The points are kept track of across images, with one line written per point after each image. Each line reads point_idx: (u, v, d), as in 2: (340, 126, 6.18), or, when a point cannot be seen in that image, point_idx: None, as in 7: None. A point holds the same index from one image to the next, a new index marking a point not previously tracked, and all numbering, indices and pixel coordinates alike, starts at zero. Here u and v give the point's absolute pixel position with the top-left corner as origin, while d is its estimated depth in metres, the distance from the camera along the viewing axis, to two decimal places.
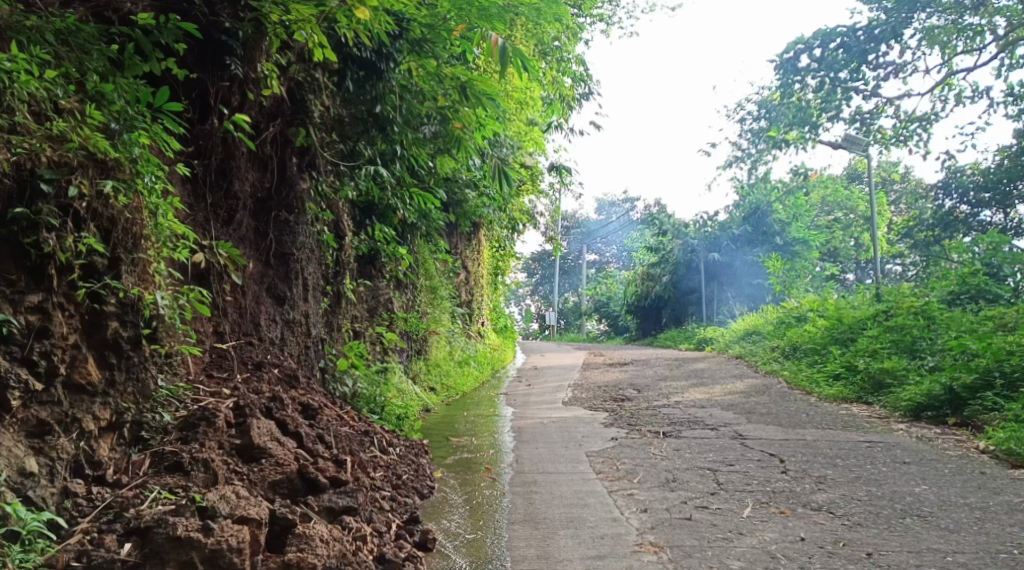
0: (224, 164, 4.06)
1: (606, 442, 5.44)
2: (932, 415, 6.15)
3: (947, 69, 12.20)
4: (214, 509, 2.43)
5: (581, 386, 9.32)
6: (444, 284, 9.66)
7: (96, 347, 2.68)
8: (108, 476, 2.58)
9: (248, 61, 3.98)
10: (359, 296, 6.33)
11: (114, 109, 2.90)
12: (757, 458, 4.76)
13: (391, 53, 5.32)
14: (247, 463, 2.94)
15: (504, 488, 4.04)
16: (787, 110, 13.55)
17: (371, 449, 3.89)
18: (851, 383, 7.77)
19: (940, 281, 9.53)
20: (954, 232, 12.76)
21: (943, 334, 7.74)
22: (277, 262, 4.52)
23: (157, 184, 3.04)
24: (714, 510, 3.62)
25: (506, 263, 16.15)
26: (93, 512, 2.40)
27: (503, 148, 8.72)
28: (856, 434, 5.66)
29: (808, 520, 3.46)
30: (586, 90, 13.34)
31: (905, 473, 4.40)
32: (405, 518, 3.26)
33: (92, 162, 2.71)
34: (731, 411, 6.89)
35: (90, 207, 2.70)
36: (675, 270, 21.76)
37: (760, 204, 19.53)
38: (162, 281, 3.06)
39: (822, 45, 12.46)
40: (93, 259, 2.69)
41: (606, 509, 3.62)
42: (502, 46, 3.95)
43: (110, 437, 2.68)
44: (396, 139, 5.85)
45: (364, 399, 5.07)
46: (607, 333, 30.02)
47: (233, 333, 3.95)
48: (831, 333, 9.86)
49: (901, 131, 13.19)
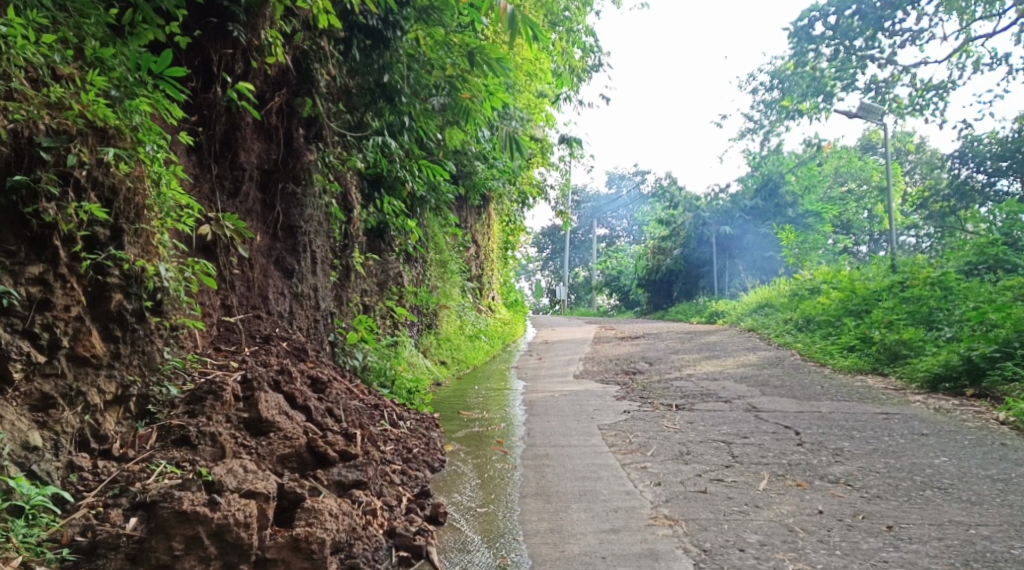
0: (229, 134, 3.97)
1: (618, 415, 5.39)
2: (949, 386, 6.05)
3: (965, 35, 11.90)
4: (221, 483, 2.39)
5: (592, 359, 9.29)
6: (454, 258, 9.61)
7: (100, 320, 2.63)
8: (114, 450, 2.54)
9: (251, 28, 3.87)
10: (369, 269, 6.26)
11: (114, 76, 2.78)
12: (772, 431, 4.69)
13: (398, 20, 5.22)
14: (255, 437, 2.90)
15: (515, 461, 4.00)
16: (801, 80, 13.21)
17: (382, 423, 3.85)
18: (867, 354, 7.67)
19: (958, 252, 9.37)
20: (970, 203, 12.54)
21: (961, 304, 7.63)
22: (285, 235, 4.45)
23: (160, 153, 2.94)
24: (729, 483, 3.55)
25: (517, 238, 16.04)
26: (99, 486, 2.36)
27: (513, 120, 8.61)
28: (872, 406, 5.58)
29: (826, 493, 3.40)
30: (597, 61, 13.15)
31: (924, 444, 4.32)
32: (416, 491, 3.21)
33: (92, 130, 2.61)
34: (745, 383, 6.83)
35: (91, 175, 2.61)
36: (687, 243, 21.36)
37: (773, 175, 19.38)
38: (166, 253, 2.98)
39: (838, 12, 12.17)
40: (95, 230, 2.62)
41: (620, 483, 3.57)
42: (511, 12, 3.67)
43: (117, 410, 2.64)
44: (404, 111, 5.65)
45: (375, 373, 5.03)
46: (618, 307, 29.92)
47: (241, 307, 3.90)
48: (845, 304, 9.73)
49: (917, 100, 12.92)
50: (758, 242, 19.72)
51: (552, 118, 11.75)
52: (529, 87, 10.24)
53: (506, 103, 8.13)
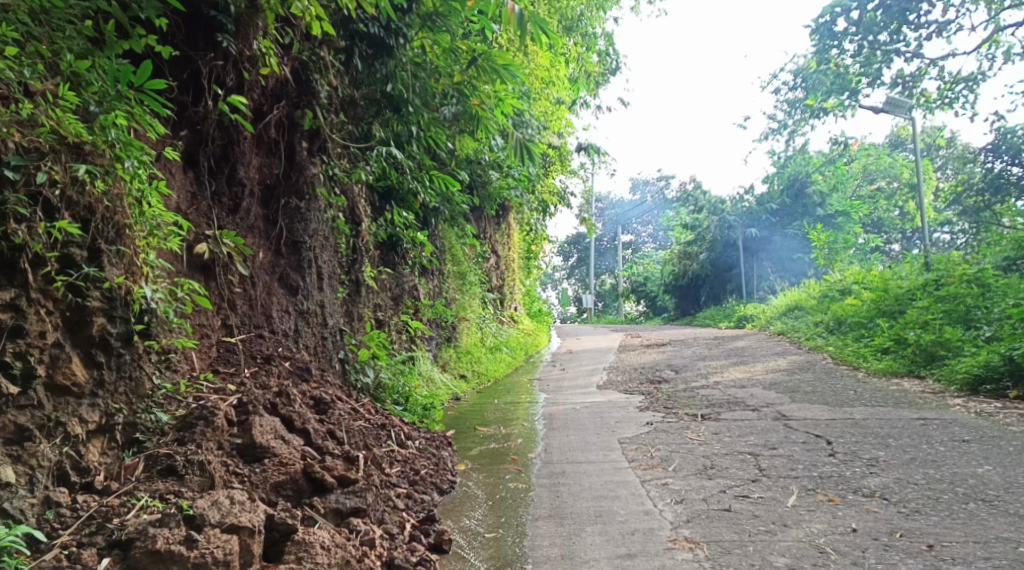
0: (226, 150, 3.88)
1: (640, 427, 5.18)
2: (990, 388, 5.73)
3: (993, 25, 11.54)
4: (202, 517, 2.27)
5: (616, 369, 9.07)
6: (473, 269, 9.49)
7: (81, 345, 2.54)
8: (96, 482, 2.43)
9: (241, 38, 3.77)
10: (382, 284, 6.16)
11: (92, 90, 2.71)
12: (802, 441, 4.45)
13: (399, 28, 5.09)
14: (248, 464, 2.78)
15: (529, 480, 3.82)
16: (824, 77, 12.93)
17: (388, 443, 3.72)
18: (901, 357, 7.35)
19: (995, 247, 9.04)
20: (1006, 196, 12.11)
21: (1000, 302, 7.31)
22: (289, 250, 4.35)
23: (141, 169, 2.86)
24: (756, 500, 3.33)
25: (540, 248, 15.88)
26: (75, 523, 2.25)
27: (529, 127, 8.48)
28: (908, 411, 5.29)
29: (861, 508, 3.16)
30: (614, 66, 13.01)
31: (965, 452, 4.05)
32: (421, 517, 3.07)
33: (65, 147, 2.54)
34: (774, 390, 6.55)
35: (64, 194, 2.55)
36: (713, 247, 20.99)
37: (799, 174, 19.02)
38: (152, 272, 2.92)
39: (860, 7, 11.89)
40: (70, 251, 2.53)
41: (637, 502, 3.37)
42: (520, 11, 3.49)
43: (101, 440, 2.53)
44: (411, 120, 5.59)
45: (387, 390, 4.94)
46: (646, 314, 29.54)
47: (243, 326, 3.80)
48: (877, 305, 9.39)
49: (946, 93, 12.55)
50: (785, 243, 19.32)
51: (571, 123, 11.60)
52: (547, 94, 10.14)
53: (519, 110, 8.01)
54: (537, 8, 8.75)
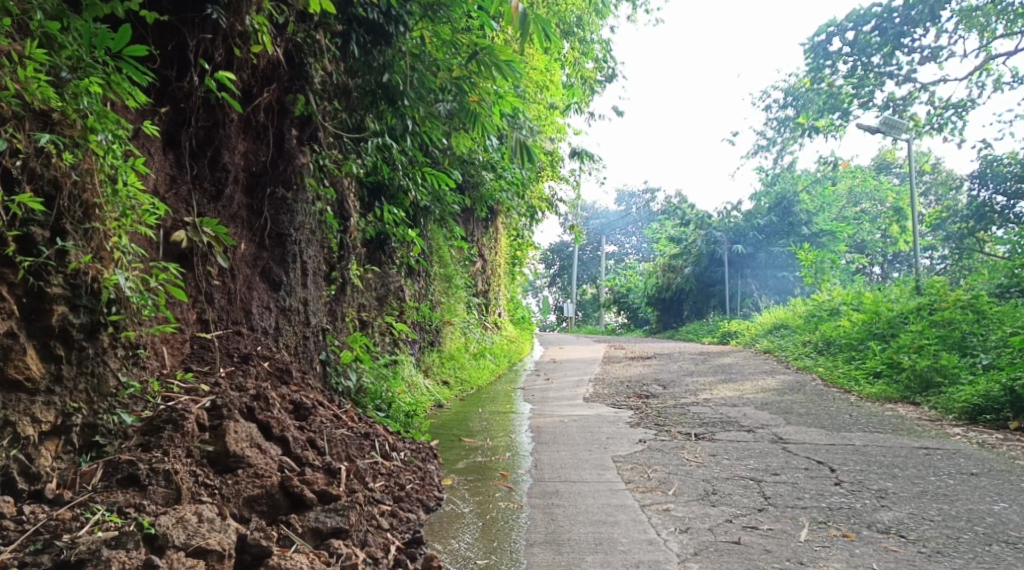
0: (211, 132, 3.62)
1: (634, 445, 4.95)
2: (990, 418, 5.58)
3: (985, 53, 11.62)
4: (165, 537, 2.02)
5: (602, 381, 8.86)
6: (459, 273, 9.22)
7: (38, 336, 2.28)
8: (47, 491, 2.17)
9: (234, 12, 3.48)
10: (367, 282, 5.90)
11: (65, 54, 2.45)
12: (805, 467, 4.25)
13: (400, 15, 4.79)
14: (220, 475, 2.51)
15: (521, 499, 3.57)
16: (818, 97, 12.94)
17: (371, 454, 3.46)
18: (895, 382, 7.19)
19: (988, 274, 9.04)
20: (989, 224, 11.95)
21: (997, 330, 7.22)
22: (273, 243, 4.08)
23: (116, 144, 2.59)
24: (765, 531, 3.11)
25: (525, 253, 15.66)
26: (19, 538, 1.97)
27: (523, 129, 8.29)
28: (909, 439, 5.12)
29: (878, 546, 2.95)
30: (609, 73, 12.87)
31: (976, 486, 3.87)
32: (407, 538, 2.82)
33: (30, 113, 2.30)
34: (766, 411, 6.35)
35: (26, 166, 2.28)
36: (698, 261, 20.86)
37: (786, 193, 19.23)
38: (125, 258, 2.65)
39: (856, 27, 11.87)
40: (30, 230, 2.27)
41: (640, 529, 3.14)
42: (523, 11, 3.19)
43: (55, 442, 2.27)
44: (405, 113, 5.34)
45: (369, 395, 4.67)
46: (627, 326, 29.31)
47: (219, 322, 3.51)
48: (868, 327, 9.26)
49: (936, 118, 12.57)
50: (771, 261, 19.36)
51: (563, 129, 11.41)
52: (543, 97, 9.98)
53: (514, 110, 7.81)
54: (536, 8, 8.63)
